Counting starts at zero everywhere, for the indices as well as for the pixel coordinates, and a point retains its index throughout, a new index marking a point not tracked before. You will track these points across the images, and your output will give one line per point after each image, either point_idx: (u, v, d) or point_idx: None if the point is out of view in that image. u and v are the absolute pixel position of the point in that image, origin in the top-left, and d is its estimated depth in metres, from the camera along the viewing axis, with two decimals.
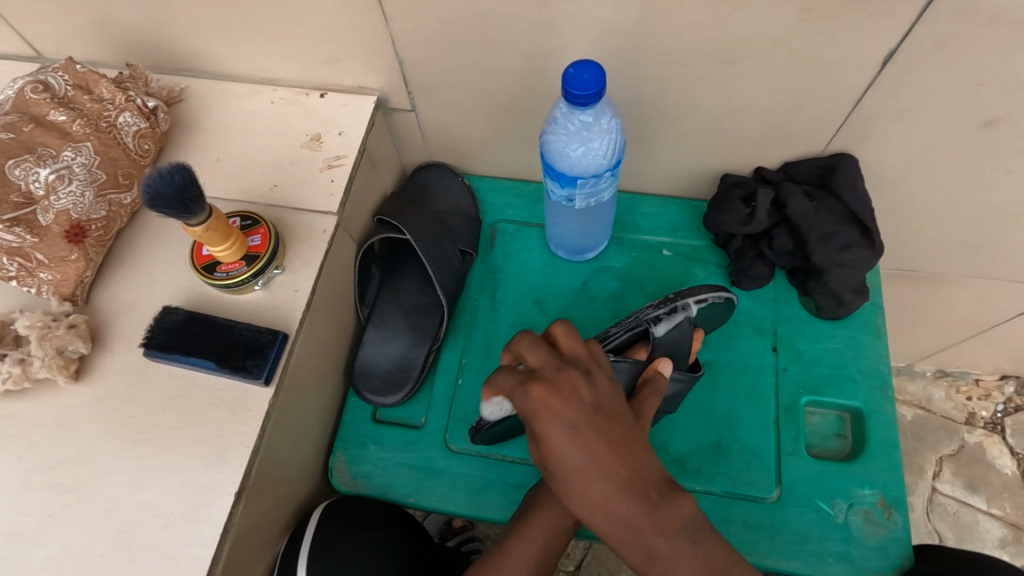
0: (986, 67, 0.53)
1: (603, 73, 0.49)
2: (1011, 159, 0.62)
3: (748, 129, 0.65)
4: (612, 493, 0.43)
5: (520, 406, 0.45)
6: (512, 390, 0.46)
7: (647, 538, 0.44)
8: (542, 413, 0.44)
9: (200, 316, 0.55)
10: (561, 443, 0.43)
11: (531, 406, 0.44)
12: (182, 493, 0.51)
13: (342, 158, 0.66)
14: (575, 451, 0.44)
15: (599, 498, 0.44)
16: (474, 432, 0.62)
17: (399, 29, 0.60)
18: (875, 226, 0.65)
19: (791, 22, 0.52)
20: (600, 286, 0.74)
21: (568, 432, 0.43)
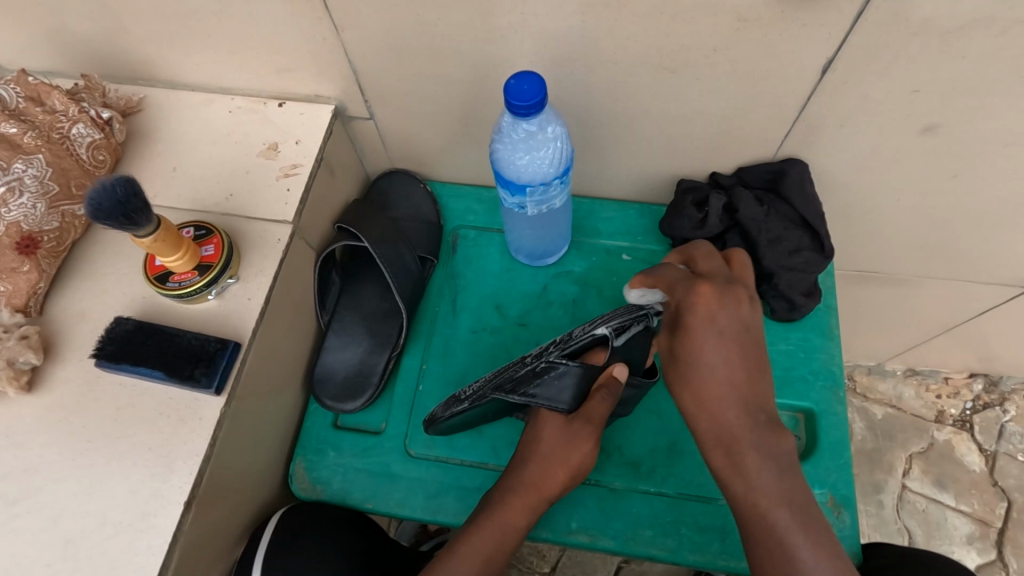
0: (921, 75, 0.54)
1: (545, 83, 0.50)
2: (954, 162, 0.64)
3: (698, 136, 0.67)
4: (740, 416, 0.55)
5: (677, 299, 0.59)
6: (674, 283, 0.60)
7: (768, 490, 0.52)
8: (698, 310, 0.57)
9: (151, 326, 0.56)
10: (707, 344, 0.57)
11: (692, 304, 0.57)
12: (132, 501, 0.52)
13: (298, 166, 0.66)
14: (722, 353, 0.57)
15: (731, 418, 0.55)
16: (431, 420, 0.61)
17: (351, 38, 0.61)
18: (823, 230, 0.66)
19: (730, 32, 0.53)
20: (559, 291, 0.75)
21: (717, 334, 0.57)
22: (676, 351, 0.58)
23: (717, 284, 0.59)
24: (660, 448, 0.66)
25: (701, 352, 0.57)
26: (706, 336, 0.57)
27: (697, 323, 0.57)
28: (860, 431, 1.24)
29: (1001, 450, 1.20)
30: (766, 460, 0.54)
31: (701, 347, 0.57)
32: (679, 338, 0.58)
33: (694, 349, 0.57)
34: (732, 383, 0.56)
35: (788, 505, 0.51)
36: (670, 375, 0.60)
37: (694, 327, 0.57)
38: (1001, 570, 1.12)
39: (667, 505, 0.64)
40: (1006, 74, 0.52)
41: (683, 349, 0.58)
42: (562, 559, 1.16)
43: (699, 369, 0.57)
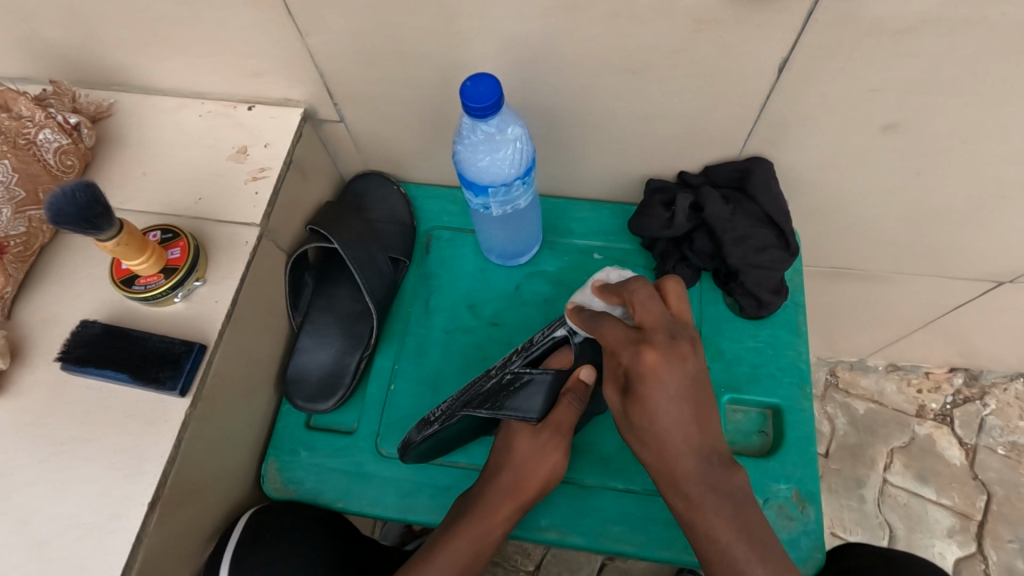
0: (877, 74, 0.54)
1: (500, 85, 0.51)
2: (917, 159, 0.64)
3: (664, 136, 0.67)
4: (698, 466, 0.51)
5: (628, 361, 0.52)
6: (623, 343, 0.52)
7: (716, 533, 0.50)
8: (649, 376, 0.50)
9: (117, 330, 0.56)
10: (661, 405, 0.50)
11: (641, 369, 0.50)
12: (98, 503, 0.52)
13: (267, 170, 0.67)
14: (671, 414, 0.51)
15: (691, 472, 0.51)
16: (403, 447, 0.63)
17: (315, 42, 0.61)
18: (789, 227, 0.67)
19: (685, 33, 0.53)
20: (532, 290, 0.76)
21: (669, 396, 0.50)
22: (631, 395, 0.51)
23: (658, 329, 0.52)
24: (629, 446, 0.66)
25: (669, 401, 0.50)
26: (671, 384, 0.50)
27: (661, 376, 0.50)
28: (842, 426, 1.25)
29: (981, 444, 1.21)
30: (716, 501, 0.51)
31: (659, 400, 0.50)
32: (636, 388, 0.51)
33: (650, 397, 0.50)
34: (685, 440, 0.51)
35: (738, 532, 0.50)
36: (624, 421, 0.53)
37: (647, 387, 0.50)
38: (981, 563, 1.13)
39: (635, 502, 0.64)
40: (959, 72, 0.53)
41: (638, 399, 0.51)
42: (547, 557, 1.17)
43: (659, 416, 0.51)
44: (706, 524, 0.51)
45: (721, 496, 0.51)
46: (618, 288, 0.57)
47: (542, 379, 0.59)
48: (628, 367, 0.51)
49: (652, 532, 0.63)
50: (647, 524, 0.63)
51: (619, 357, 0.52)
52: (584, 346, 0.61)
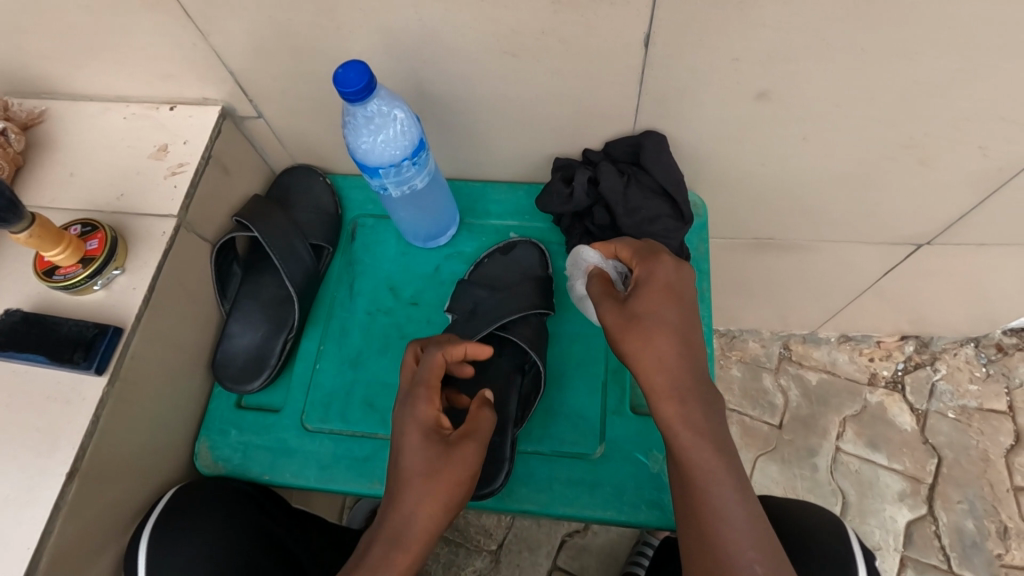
0: (734, 44, 0.58)
1: (370, 70, 0.54)
2: (796, 125, 0.67)
3: (558, 115, 0.70)
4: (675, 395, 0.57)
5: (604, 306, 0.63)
6: (598, 294, 0.64)
7: (699, 457, 0.55)
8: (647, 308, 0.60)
9: (37, 316, 0.61)
10: (660, 334, 0.59)
11: (646, 305, 0.60)
12: (18, 477, 0.56)
13: (185, 165, 0.71)
14: (670, 339, 0.59)
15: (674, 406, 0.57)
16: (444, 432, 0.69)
17: (218, 42, 0.65)
18: (681, 196, 0.70)
19: (548, 14, 0.57)
20: (450, 271, 0.79)
21: (664, 328, 0.59)
22: (637, 311, 0.60)
23: (641, 253, 0.64)
24: (536, 411, 0.70)
25: (649, 316, 0.60)
26: (659, 290, 0.61)
27: (656, 286, 0.61)
28: (795, 398, 1.27)
29: (932, 409, 1.23)
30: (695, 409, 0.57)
31: (649, 309, 0.60)
32: (634, 304, 0.61)
33: (648, 306, 0.60)
34: (685, 369, 0.58)
35: (713, 449, 0.55)
36: (619, 340, 0.60)
37: (645, 296, 0.60)
38: (931, 524, 1.15)
39: (541, 463, 0.68)
40: (807, 37, 0.56)
41: (640, 306, 0.60)
42: (508, 537, 1.21)
43: (654, 323, 0.59)
44: (688, 438, 0.56)
45: (693, 413, 0.56)
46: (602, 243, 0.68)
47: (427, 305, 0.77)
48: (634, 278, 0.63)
49: (554, 490, 0.66)
50: (550, 483, 0.67)
51: (613, 297, 0.63)
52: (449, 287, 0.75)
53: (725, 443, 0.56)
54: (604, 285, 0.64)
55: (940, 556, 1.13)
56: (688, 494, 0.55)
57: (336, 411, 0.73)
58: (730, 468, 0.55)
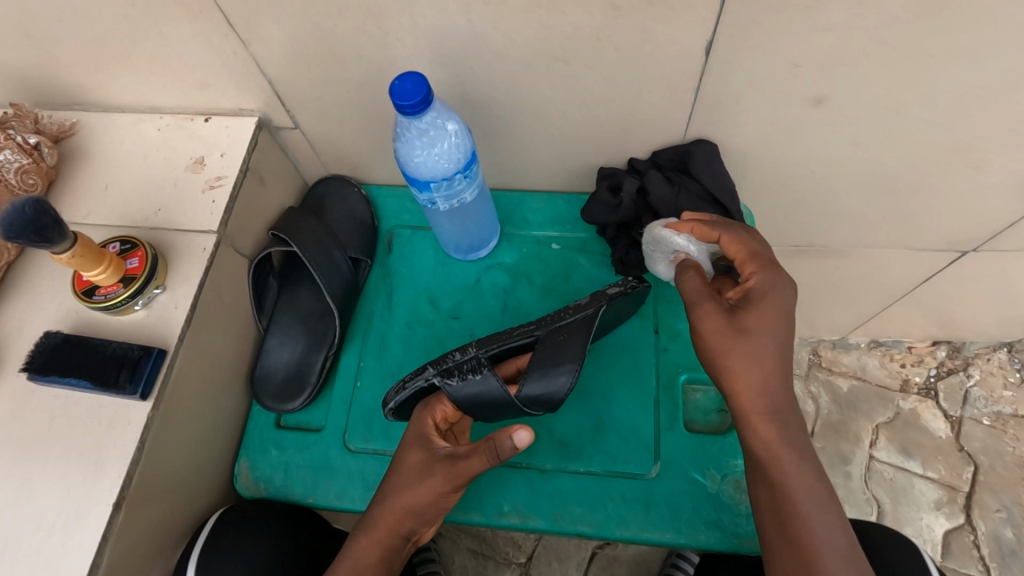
0: (797, 49, 0.56)
1: (427, 81, 0.52)
2: (853, 132, 0.65)
3: (608, 123, 0.68)
4: (766, 416, 0.55)
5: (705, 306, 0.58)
6: (700, 295, 0.59)
7: (795, 482, 0.54)
8: (756, 324, 0.55)
9: (78, 337, 0.59)
10: (764, 353, 0.55)
11: (750, 321, 0.55)
12: (63, 506, 0.54)
13: (223, 177, 0.69)
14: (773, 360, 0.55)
15: (768, 434, 0.55)
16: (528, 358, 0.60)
17: (258, 51, 0.63)
18: (734, 206, 0.68)
19: (606, 21, 0.55)
20: (491, 282, 0.77)
21: (769, 346, 0.55)
22: (744, 327, 0.55)
23: (757, 261, 0.57)
24: (586, 429, 0.68)
25: (756, 334, 0.55)
26: (777, 308, 0.56)
27: (768, 303, 0.55)
28: (826, 404, 1.25)
29: (966, 415, 1.21)
30: (785, 432, 0.55)
31: (759, 328, 0.55)
32: (739, 318, 0.56)
33: (758, 323, 0.55)
34: (775, 390, 0.55)
35: (811, 472, 0.54)
36: (714, 352, 0.57)
37: (758, 311, 0.55)
38: (969, 533, 1.13)
39: (594, 484, 0.66)
40: (877, 43, 0.54)
41: (752, 322, 0.55)
42: (537, 548, 1.18)
43: (766, 342, 0.55)
44: (789, 462, 0.54)
45: (789, 432, 0.55)
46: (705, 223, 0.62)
47: (474, 381, 0.57)
48: (745, 288, 0.57)
49: (609, 511, 0.64)
50: (604, 503, 0.65)
51: (717, 301, 0.58)
52: (538, 365, 0.58)
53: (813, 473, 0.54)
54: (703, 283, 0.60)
55: (978, 565, 1.11)
56: (777, 520, 0.53)
57: (379, 428, 0.71)
58: (824, 498, 0.53)
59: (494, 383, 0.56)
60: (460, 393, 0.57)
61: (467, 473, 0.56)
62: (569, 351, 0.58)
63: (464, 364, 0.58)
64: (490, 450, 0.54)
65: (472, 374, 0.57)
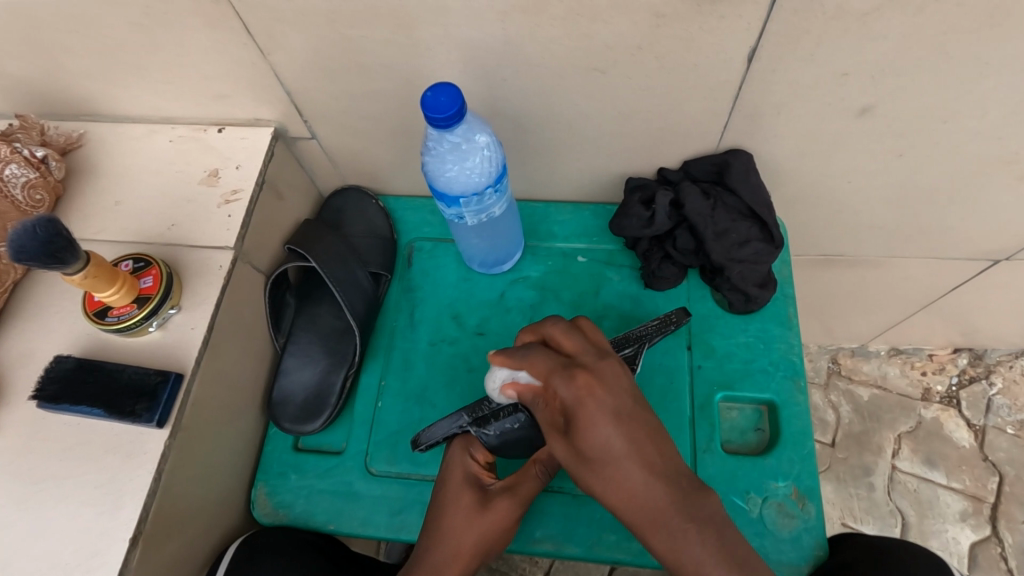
0: (846, 58, 0.53)
1: (461, 93, 0.50)
2: (897, 141, 0.63)
3: (640, 133, 0.66)
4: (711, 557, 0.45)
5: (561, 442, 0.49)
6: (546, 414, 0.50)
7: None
8: (594, 452, 0.47)
9: (91, 363, 0.56)
10: (638, 483, 0.46)
11: (587, 453, 0.47)
12: (78, 543, 0.51)
13: (239, 192, 0.66)
14: (642, 480, 0.46)
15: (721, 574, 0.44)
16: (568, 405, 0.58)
17: (278, 61, 0.60)
18: (772, 219, 0.66)
19: (647, 28, 0.52)
20: (516, 297, 0.74)
21: (641, 480, 0.46)
22: (585, 454, 0.47)
23: (559, 373, 0.49)
24: None
25: (604, 462, 0.47)
26: (601, 418, 0.46)
27: (587, 419, 0.47)
28: (847, 414, 1.23)
29: (990, 424, 1.19)
30: (704, 533, 0.46)
31: (597, 429, 0.46)
32: (583, 447, 0.47)
33: (593, 445, 0.47)
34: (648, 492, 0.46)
35: None
36: (579, 477, 0.49)
37: (586, 429, 0.46)
38: (996, 545, 1.11)
39: None
40: (932, 51, 0.52)
41: (585, 443, 0.47)
42: (555, 564, 1.16)
43: (605, 455, 0.47)
44: (690, 554, 0.45)
45: None
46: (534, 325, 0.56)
47: (509, 427, 0.57)
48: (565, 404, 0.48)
49: None
50: None
51: (559, 430, 0.49)
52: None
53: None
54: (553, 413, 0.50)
55: None
56: None
57: (404, 451, 0.68)
58: None
59: (531, 428, 0.57)
60: (495, 437, 0.58)
61: (526, 498, 0.57)
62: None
63: (500, 410, 0.58)
64: (542, 467, 0.56)
65: (507, 419, 0.58)
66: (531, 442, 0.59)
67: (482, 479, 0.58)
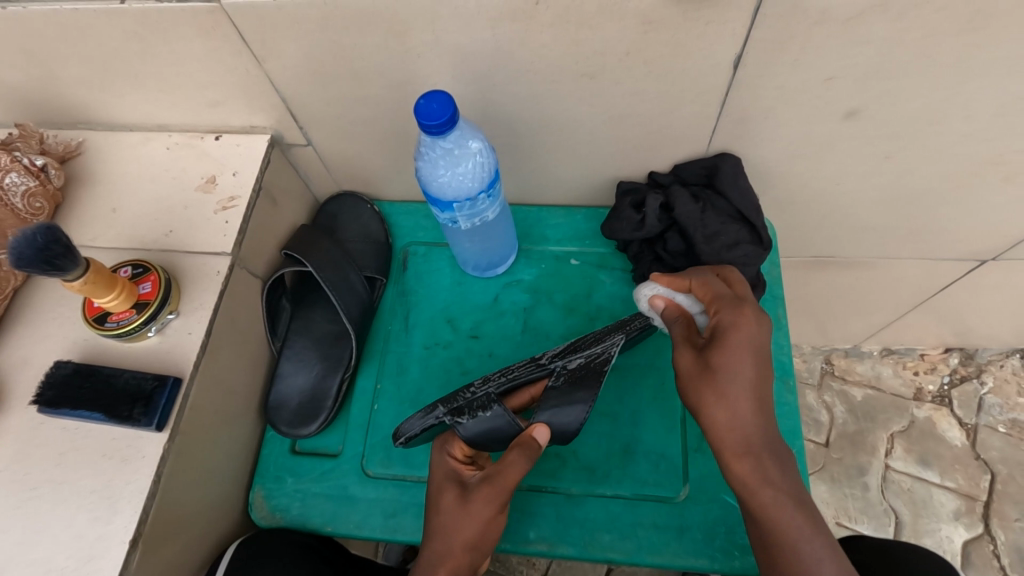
0: (829, 63, 0.55)
1: (453, 100, 0.51)
2: (882, 143, 0.64)
3: (630, 137, 0.67)
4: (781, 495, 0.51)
5: (685, 360, 0.55)
6: (682, 339, 0.57)
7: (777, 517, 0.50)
8: (724, 349, 0.53)
9: (90, 368, 0.57)
10: (734, 408, 0.52)
11: (716, 363, 0.53)
12: (77, 546, 0.52)
13: (236, 198, 0.67)
14: (745, 413, 0.52)
15: (771, 499, 0.51)
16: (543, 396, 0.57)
17: (274, 68, 0.61)
18: (760, 222, 0.67)
19: (636, 35, 0.53)
20: (510, 300, 0.75)
21: (736, 406, 0.52)
22: (710, 364, 0.53)
23: (721, 300, 0.56)
24: (613, 452, 0.66)
25: (738, 372, 0.52)
26: (743, 348, 0.53)
27: (733, 339, 0.53)
28: (841, 414, 1.24)
29: (982, 423, 1.21)
30: (765, 466, 0.51)
31: (727, 363, 0.52)
32: (711, 358, 0.53)
33: (725, 361, 0.53)
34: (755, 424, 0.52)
35: (797, 508, 0.51)
36: (689, 391, 0.54)
37: (724, 348, 0.53)
38: (989, 543, 1.12)
39: (623, 508, 0.64)
40: (912, 56, 0.53)
41: (718, 359, 0.53)
42: (552, 567, 1.16)
43: (731, 383, 0.52)
44: (769, 491, 0.51)
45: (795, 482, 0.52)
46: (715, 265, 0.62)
47: (483, 418, 0.57)
48: (712, 325, 0.56)
49: (640, 536, 0.63)
50: (635, 529, 0.63)
51: (693, 342, 0.56)
52: (553, 402, 0.57)
53: (781, 512, 0.50)
54: (687, 328, 0.57)
55: None
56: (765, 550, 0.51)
57: (399, 454, 0.69)
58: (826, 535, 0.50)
59: (506, 419, 0.56)
60: (470, 430, 0.57)
61: (506, 487, 0.54)
62: (585, 391, 0.58)
63: (474, 402, 0.58)
64: (520, 450, 0.54)
65: (482, 411, 0.57)
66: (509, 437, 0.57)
67: (463, 474, 0.57)
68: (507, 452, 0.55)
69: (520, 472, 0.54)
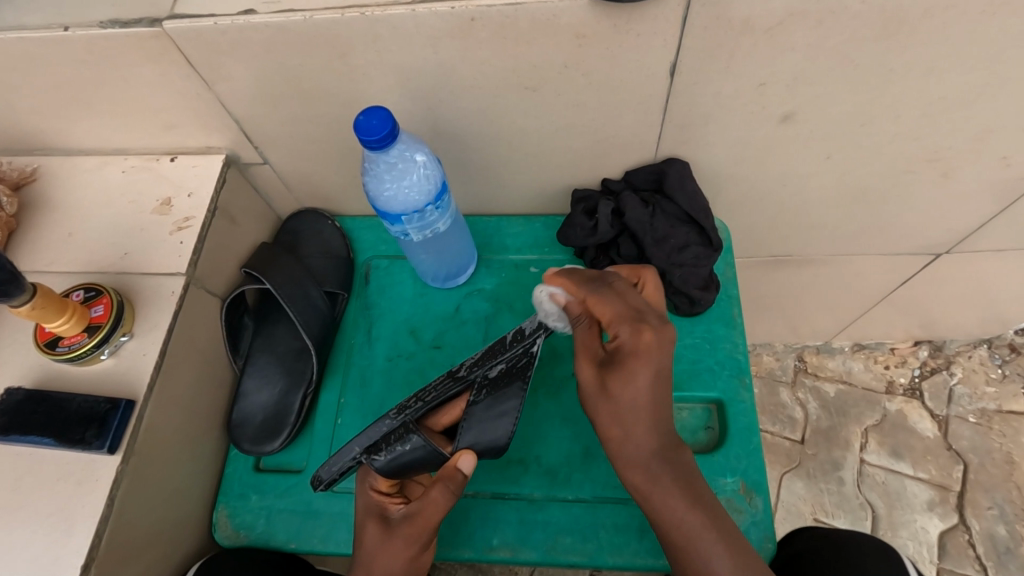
0: (760, 69, 0.56)
1: (392, 115, 0.52)
2: (820, 145, 0.66)
3: (578, 146, 0.68)
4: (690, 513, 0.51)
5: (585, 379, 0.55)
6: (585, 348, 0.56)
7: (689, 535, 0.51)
8: (617, 388, 0.53)
9: (42, 393, 0.57)
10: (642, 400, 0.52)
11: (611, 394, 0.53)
12: (29, 571, 0.52)
13: (192, 219, 0.67)
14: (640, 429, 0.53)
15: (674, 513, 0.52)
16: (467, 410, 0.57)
17: (222, 91, 0.62)
18: (709, 224, 0.68)
19: (571, 47, 0.55)
20: (471, 309, 0.76)
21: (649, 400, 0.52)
22: (608, 389, 0.53)
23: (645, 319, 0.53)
24: (575, 455, 0.67)
25: (624, 401, 0.53)
26: (639, 373, 0.52)
27: (635, 370, 0.52)
28: (814, 410, 1.26)
29: (952, 414, 1.22)
30: (673, 478, 0.52)
31: (620, 386, 0.52)
32: (608, 377, 0.53)
33: (621, 385, 0.52)
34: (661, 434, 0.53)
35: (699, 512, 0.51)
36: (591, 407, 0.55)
37: (624, 374, 0.52)
38: (964, 533, 1.13)
39: (585, 511, 0.64)
40: (837, 61, 0.55)
41: (616, 385, 0.53)
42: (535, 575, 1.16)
43: (630, 404, 0.53)
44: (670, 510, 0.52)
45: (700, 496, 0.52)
46: (573, 284, 0.58)
47: (401, 452, 0.55)
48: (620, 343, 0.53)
49: (602, 538, 0.63)
50: (596, 530, 0.63)
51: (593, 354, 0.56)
52: (472, 421, 0.57)
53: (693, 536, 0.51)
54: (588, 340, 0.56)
55: (975, 566, 1.11)
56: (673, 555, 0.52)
57: None
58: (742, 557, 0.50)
59: (427, 449, 0.55)
60: (388, 464, 0.56)
61: (428, 525, 0.55)
62: (506, 402, 0.58)
63: (391, 435, 0.56)
64: (441, 487, 0.54)
65: (400, 444, 0.56)
66: (433, 463, 0.57)
67: (387, 507, 0.58)
68: (428, 487, 0.55)
69: (441, 509, 0.54)
